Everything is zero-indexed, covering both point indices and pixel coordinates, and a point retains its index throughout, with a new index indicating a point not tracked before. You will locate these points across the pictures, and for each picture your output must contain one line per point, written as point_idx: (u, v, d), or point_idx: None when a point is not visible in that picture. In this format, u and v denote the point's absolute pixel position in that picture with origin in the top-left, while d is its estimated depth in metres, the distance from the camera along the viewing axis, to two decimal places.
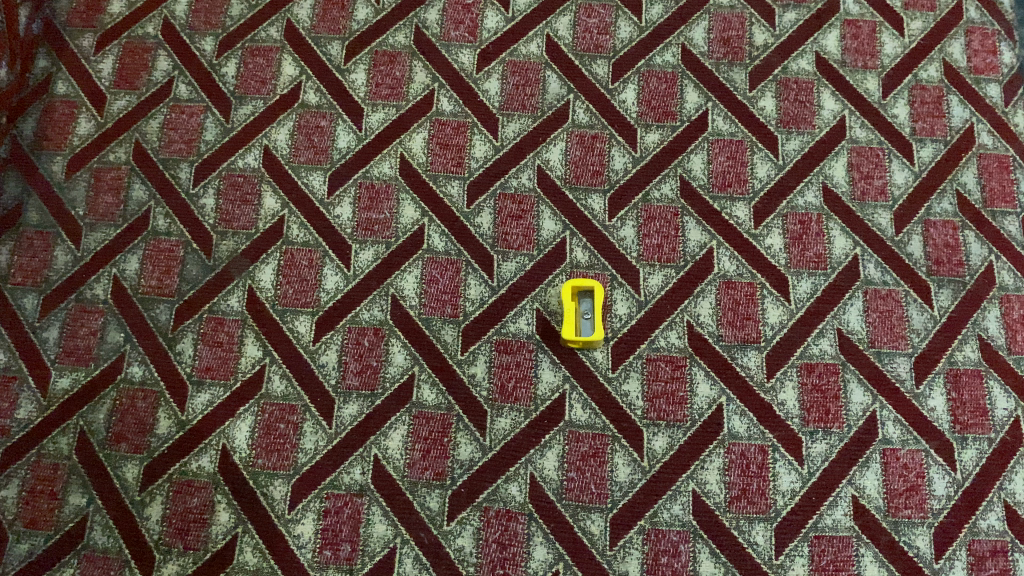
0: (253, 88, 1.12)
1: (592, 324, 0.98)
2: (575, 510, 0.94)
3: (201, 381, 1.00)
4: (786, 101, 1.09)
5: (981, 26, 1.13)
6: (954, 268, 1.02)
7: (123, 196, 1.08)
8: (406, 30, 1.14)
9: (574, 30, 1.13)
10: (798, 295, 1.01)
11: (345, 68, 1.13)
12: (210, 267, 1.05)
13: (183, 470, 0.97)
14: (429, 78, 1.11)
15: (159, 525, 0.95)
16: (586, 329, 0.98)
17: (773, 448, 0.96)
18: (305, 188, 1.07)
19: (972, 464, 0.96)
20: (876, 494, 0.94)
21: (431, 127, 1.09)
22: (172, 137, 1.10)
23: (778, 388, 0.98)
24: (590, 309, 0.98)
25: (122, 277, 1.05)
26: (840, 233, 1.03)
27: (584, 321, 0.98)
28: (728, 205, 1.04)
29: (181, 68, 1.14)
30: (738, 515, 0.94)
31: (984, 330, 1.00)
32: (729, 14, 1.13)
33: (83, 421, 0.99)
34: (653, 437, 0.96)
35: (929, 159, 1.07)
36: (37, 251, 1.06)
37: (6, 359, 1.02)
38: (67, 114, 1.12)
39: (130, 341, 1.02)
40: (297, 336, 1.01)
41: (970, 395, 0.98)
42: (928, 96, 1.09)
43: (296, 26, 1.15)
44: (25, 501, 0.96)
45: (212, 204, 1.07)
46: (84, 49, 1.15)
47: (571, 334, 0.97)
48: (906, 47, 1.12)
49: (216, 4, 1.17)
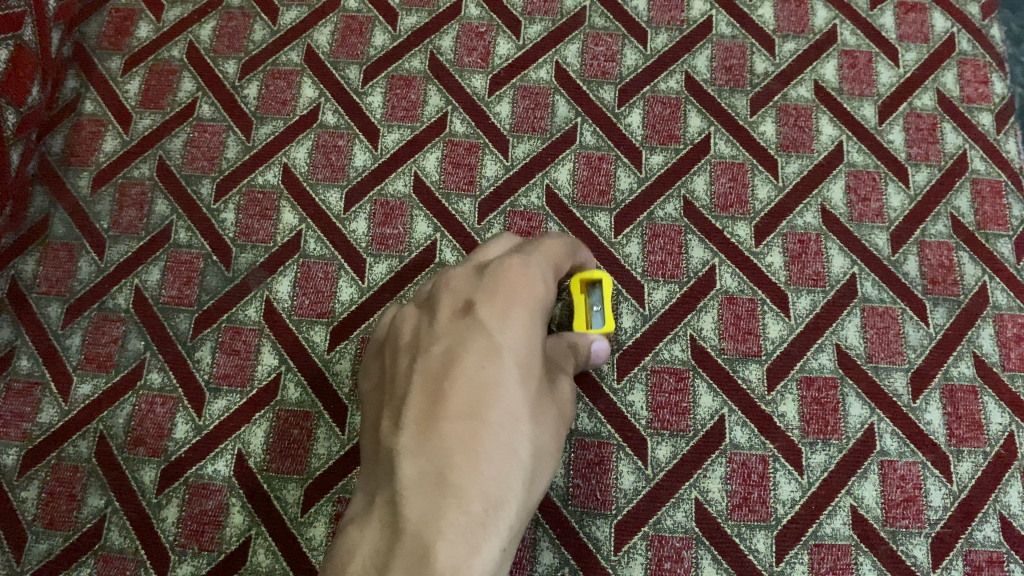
0: (274, 109, 1.17)
1: (601, 315, 0.94)
2: (580, 516, 0.97)
3: (218, 388, 1.03)
4: (785, 126, 1.13)
5: (973, 58, 1.17)
6: (949, 287, 1.06)
7: (146, 211, 1.12)
8: (422, 56, 1.19)
9: (582, 58, 1.18)
10: (797, 311, 1.05)
11: (362, 91, 1.17)
12: (229, 278, 1.08)
13: (199, 473, 1.00)
14: (443, 101, 1.16)
15: (174, 527, 0.98)
16: (598, 322, 0.95)
17: (773, 458, 0.99)
18: (322, 204, 1.11)
19: (968, 476, 0.98)
20: (874, 504, 0.97)
21: (444, 147, 1.13)
22: (195, 154, 1.15)
23: (778, 400, 1.01)
24: (601, 302, 0.95)
25: (144, 287, 1.08)
26: (839, 252, 1.07)
27: (596, 314, 0.95)
28: (730, 225, 1.08)
29: (204, 89, 1.18)
30: (740, 523, 0.96)
31: (978, 347, 1.03)
32: (731, 44, 1.18)
33: (103, 425, 1.02)
34: (656, 446, 0.99)
35: (924, 183, 1.10)
36: (62, 262, 1.09)
37: (30, 365, 1.05)
38: (94, 132, 1.16)
39: (150, 349, 1.06)
40: (312, 345, 1.04)
41: (965, 410, 1.01)
42: (923, 123, 1.13)
43: (315, 51, 1.20)
44: (45, 502, 1.00)
45: (232, 219, 1.11)
46: (112, 71, 1.20)
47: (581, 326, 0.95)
48: (901, 76, 1.16)
49: (239, 30, 1.22)
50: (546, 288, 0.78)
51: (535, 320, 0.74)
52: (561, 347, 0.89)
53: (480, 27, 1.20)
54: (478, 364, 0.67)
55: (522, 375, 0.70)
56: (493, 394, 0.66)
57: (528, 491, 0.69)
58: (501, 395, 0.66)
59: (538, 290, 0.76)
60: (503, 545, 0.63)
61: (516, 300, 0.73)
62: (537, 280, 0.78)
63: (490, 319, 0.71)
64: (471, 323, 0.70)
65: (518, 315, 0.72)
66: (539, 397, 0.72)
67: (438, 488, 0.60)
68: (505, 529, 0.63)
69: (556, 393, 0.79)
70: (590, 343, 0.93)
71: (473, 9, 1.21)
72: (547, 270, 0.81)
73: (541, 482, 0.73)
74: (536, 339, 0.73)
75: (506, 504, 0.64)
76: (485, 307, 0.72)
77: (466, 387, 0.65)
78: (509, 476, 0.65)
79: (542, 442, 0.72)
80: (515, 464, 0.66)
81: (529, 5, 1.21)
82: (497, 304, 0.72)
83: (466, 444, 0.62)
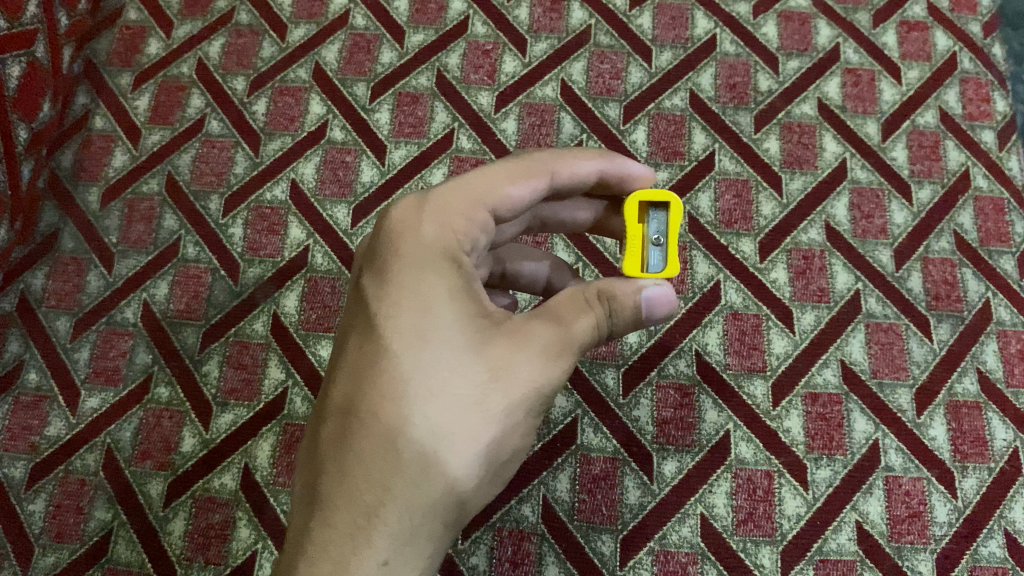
0: (282, 125, 1.18)
1: (662, 253, 0.70)
2: (586, 531, 0.98)
3: (225, 402, 1.04)
4: (789, 143, 1.14)
5: (975, 77, 1.18)
6: (953, 303, 1.06)
7: (155, 225, 1.13)
8: (429, 73, 1.20)
9: (588, 75, 1.19)
10: (802, 326, 1.05)
11: (370, 108, 1.18)
12: (237, 292, 1.09)
13: (206, 487, 1.00)
14: (449, 118, 1.17)
15: (181, 540, 0.99)
16: (656, 261, 0.70)
17: (779, 474, 0.99)
18: (330, 220, 1.12)
19: (973, 492, 0.98)
20: (879, 520, 0.97)
21: (450, 163, 1.14)
22: (203, 170, 1.16)
23: (784, 415, 1.01)
24: (663, 230, 0.70)
25: (152, 302, 1.09)
26: (842, 268, 1.08)
27: (653, 250, 0.70)
28: (735, 240, 1.09)
29: (214, 106, 1.20)
30: (745, 538, 0.97)
31: (982, 363, 1.04)
32: (735, 62, 1.19)
33: (110, 438, 1.03)
34: (662, 461, 0.99)
35: (927, 200, 1.11)
36: (71, 276, 1.10)
37: (38, 379, 1.06)
38: (104, 147, 1.17)
39: (157, 363, 1.06)
40: (319, 360, 1.05)
41: (970, 426, 1.01)
42: (926, 140, 1.14)
43: (323, 68, 1.21)
44: (52, 515, 1.00)
45: (240, 234, 1.12)
46: (122, 87, 1.21)
47: (635, 268, 0.71)
48: (904, 94, 1.17)
49: (249, 47, 1.23)
50: (472, 215, 0.62)
51: (450, 252, 0.60)
52: (578, 301, 0.65)
53: (487, 45, 1.21)
54: (354, 343, 0.59)
55: (413, 339, 0.57)
56: (370, 373, 0.58)
57: (451, 478, 0.57)
58: (378, 377, 0.57)
59: (455, 222, 0.61)
60: (408, 555, 0.55)
61: (409, 246, 0.60)
62: (448, 213, 0.62)
63: (381, 265, 0.61)
64: (362, 283, 0.61)
65: (411, 261, 0.60)
66: (471, 344, 0.58)
67: (311, 507, 0.56)
68: (403, 540, 0.55)
69: (540, 323, 0.62)
70: (634, 300, 0.66)
71: (479, 27, 1.23)
72: (476, 192, 0.63)
73: (520, 427, 0.61)
74: (451, 276, 0.59)
75: (391, 514, 0.55)
76: (377, 260, 0.61)
77: (346, 374, 0.59)
78: (393, 478, 0.55)
79: (487, 396, 0.58)
80: (400, 462, 0.56)
81: (535, 23, 1.22)
82: (388, 253, 0.61)
83: (336, 451, 0.57)
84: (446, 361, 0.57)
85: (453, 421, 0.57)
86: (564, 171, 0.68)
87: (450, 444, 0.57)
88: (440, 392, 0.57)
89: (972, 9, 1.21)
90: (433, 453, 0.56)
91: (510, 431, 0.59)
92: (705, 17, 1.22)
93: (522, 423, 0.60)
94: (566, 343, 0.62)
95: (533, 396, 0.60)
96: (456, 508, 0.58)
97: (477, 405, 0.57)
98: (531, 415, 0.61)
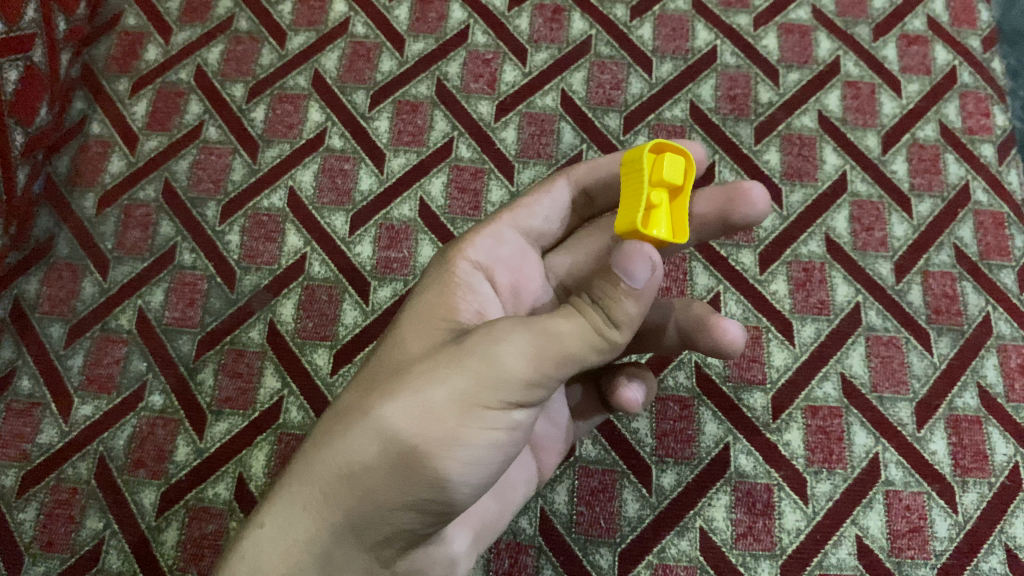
0: (281, 132, 1.17)
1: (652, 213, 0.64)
2: (584, 544, 0.97)
3: (219, 410, 1.03)
4: (790, 155, 1.14)
5: (975, 91, 1.17)
6: (952, 317, 1.06)
7: (151, 232, 1.12)
8: (428, 82, 1.20)
9: (588, 85, 1.19)
10: (802, 339, 1.05)
11: (369, 116, 1.18)
12: (233, 300, 1.08)
13: (199, 496, 0.99)
14: (449, 127, 1.17)
15: (173, 550, 0.98)
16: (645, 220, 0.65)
17: (779, 487, 0.98)
18: (328, 228, 1.11)
19: (973, 507, 0.98)
20: (879, 535, 0.97)
21: (449, 172, 1.14)
22: (201, 176, 1.15)
23: (784, 428, 1.01)
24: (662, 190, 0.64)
25: (147, 309, 1.08)
26: (842, 281, 1.07)
27: None
28: (735, 252, 1.08)
29: (212, 112, 1.19)
30: (744, 552, 0.96)
31: (982, 377, 1.03)
32: (735, 74, 1.19)
33: (103, 446, 1.02)
34: (661, 474, 0.99)
35: (927, 214, 1.11)
36: (65, 282, 1.09)
37: (31, 385, 1.05)
38: (100, 153, 1.17)
39: (152, 370, 1.05)
40: (315, 369, 1.04)
41: (970, 440, 1.00)
42: (926, 154, 1.14)
43: (323, 75, 1.21)
44: (43, 524, 0.99)
45: (237, 240, 1.11)
46: (120, 93, 1.20)
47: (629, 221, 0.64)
48: (904, 108, 1.17)
49: (248, 54, 1.22)
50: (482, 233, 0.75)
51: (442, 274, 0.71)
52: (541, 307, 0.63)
53: (487, 54, 1.21)
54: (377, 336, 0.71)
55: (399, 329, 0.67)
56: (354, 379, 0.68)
57: (345, 455, 0.60)
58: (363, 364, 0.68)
59: (470, 237, 0.74)
60: (281, 522, 0.62)
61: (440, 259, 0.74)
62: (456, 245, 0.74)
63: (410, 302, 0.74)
64: None
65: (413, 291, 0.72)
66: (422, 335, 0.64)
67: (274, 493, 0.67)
68: (290, 511, 0.62)
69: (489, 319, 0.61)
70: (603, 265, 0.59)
71: (479, 36, 1.22)
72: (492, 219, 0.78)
73: (441, 417, 0.58)
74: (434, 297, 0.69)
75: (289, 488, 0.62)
76: None
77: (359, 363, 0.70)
78: (310, 449, 0.63)
79: (395, 384, 0.61)
80: (315, 438, 0.64)
81: (535, 33, 1.22)
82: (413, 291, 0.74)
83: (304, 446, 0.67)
84: (403, 350, 0.65)
85: (363, 406, 0.62)
86: (580, 169, 0.79)
87: (359, 419, 0.61)
88: (372, 379, 0.64)
89: (972, 24, 1.21)
90: (344, 428, 0.61)
91: (415, 417, 0.58)
92: (706, 29, 1.22)
93: (444, 419, 0.58)
94: (521, 329, 0.58)
95: (450, 381, 0.58)
96: (354, 492, 0.60)
97: (393, 384, 0.61)
98: (466, 415, 0.58)
